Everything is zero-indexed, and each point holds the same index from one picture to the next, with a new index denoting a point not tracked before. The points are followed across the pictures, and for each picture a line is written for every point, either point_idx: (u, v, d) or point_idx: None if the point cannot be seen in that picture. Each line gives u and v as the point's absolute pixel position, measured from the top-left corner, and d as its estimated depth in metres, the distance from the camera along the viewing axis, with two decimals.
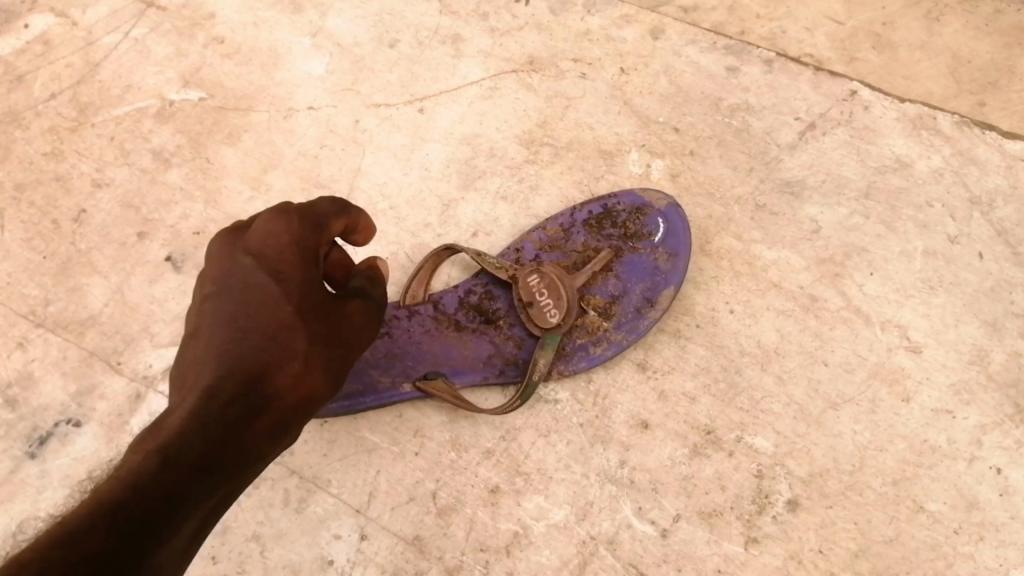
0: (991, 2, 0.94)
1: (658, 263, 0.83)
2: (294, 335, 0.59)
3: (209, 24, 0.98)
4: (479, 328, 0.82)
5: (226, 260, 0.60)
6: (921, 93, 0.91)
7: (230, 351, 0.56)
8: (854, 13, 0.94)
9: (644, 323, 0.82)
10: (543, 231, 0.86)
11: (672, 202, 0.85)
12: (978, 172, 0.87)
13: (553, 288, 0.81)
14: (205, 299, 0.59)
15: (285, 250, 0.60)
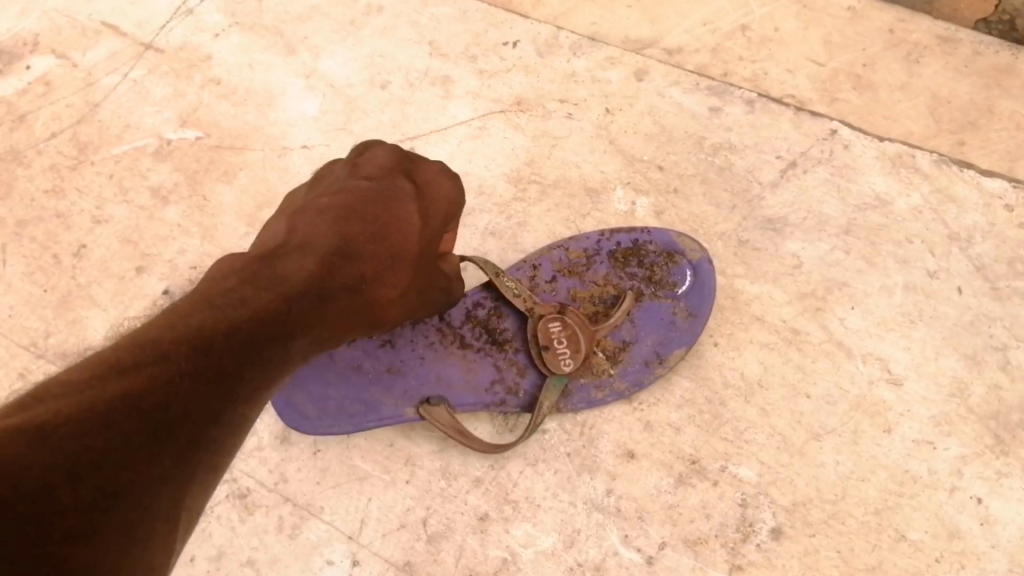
0: (969, 45, 0.96)
1: (676, 318, 0.84)
2: (405, 267, 0.73)
3: (206, 66, 1.00)
4: (484, 348, 0.84)
5: (386, 185, 0.74)
6: (901, 133, 0.93)
7: (355, 263, 0.69)
8: (835, 54, 0.97)
9: (649, 377, 0.83)
10: (566, 253, 0.87)
11: (705, 255, 0.85)
12: (957, 209, 0.90)
13: (572, 335, 0.81)
14: (351, 186, 0.74)
15: (437, 200, 0.76)
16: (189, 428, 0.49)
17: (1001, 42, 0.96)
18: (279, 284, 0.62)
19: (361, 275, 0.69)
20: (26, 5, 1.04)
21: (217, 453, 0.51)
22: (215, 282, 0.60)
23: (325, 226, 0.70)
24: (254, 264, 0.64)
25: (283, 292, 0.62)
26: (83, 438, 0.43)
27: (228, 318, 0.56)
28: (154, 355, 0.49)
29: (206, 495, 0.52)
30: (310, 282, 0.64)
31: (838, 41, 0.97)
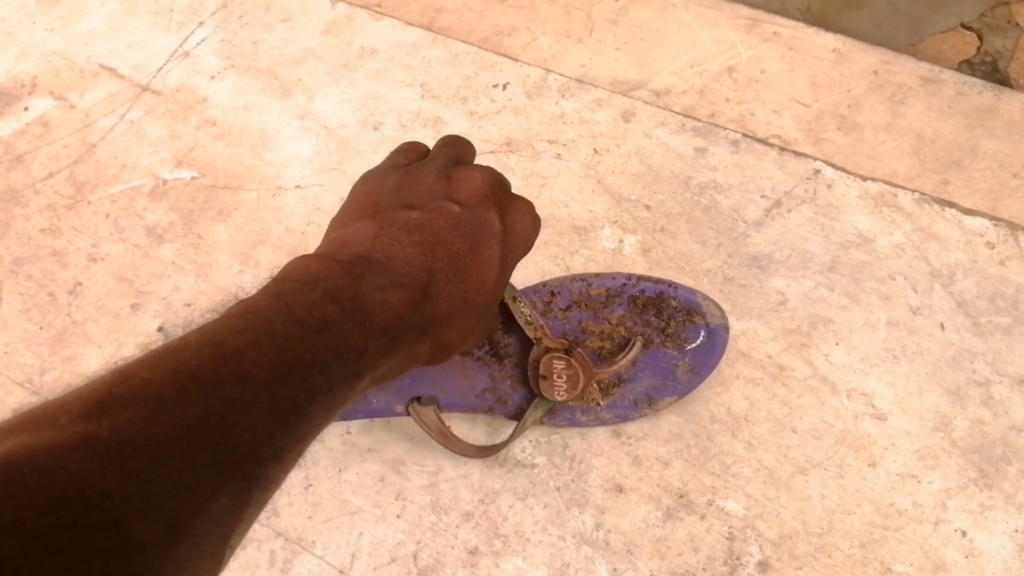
0: (952, 85, 0.99)
1: (677, 370, 0.83)
2: (471, 314, 0.71)
3: (202, 107, 1.02)
4: (483, 356, 0.81)
5: (477, 215, 0.71)
6: (885, 173, 0.95)
7: (432, 300, 0.67)
8: (820, 95, 1.00)
9: (633, 415, 0.84)
10: (588, 285, 0.82)
11: (723, 324, 0.82)
12: (938, 247, 0.92)
13: (573, 374, 0.79)
14: (441, 213, 0.71)
15: (516, 249, 0.73)
16: (254, 465, 0.47)
17: (984, 82, 0.99)
18: (367, 312, 0.61)
19: (432, 317, 0.67)
20: (24, 48, 1.07)
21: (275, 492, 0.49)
22: (309, 295, 0.57)
23: (406, 255, 0.67)
24: (346, 278, 0.62)
25: (368, 324, 0.60)
26: (141, 443, 0.42)
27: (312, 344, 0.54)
28: (221, 371, 0.47)
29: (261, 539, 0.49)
30: (390, 317, 0.63)
31: (823, 83, 1.00)
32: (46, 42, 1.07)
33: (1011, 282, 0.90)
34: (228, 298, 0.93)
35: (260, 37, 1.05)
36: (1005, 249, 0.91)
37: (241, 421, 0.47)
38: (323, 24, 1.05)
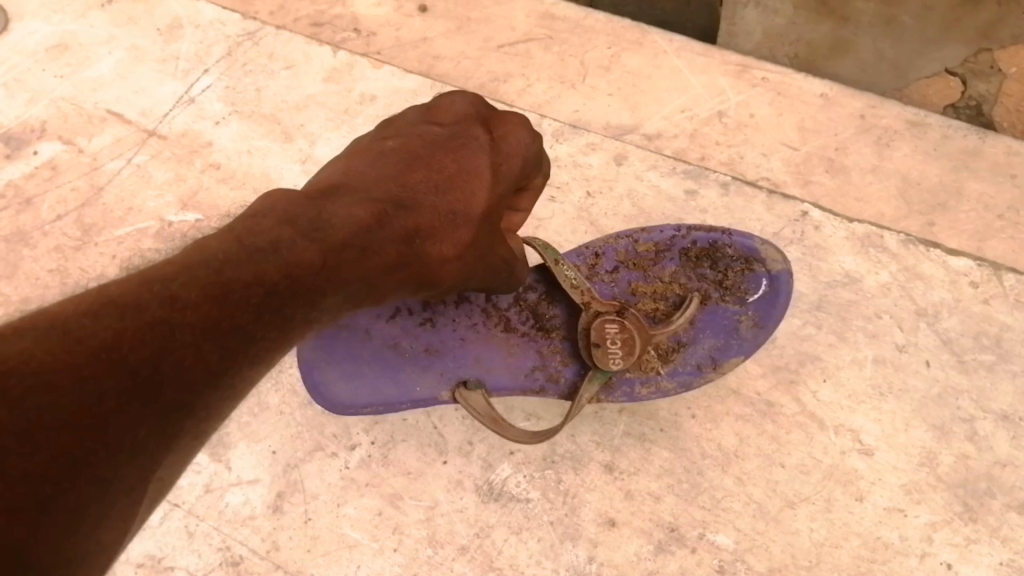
0: (937, 129, 1.02)
1: (739, 326, 0.87)
2: (468, 226, 0.70)
3: (207, 151, 1.05)
4: (528, 333, 0.86)
5: (461, 132, 0.72)
6: (872, 215, 0.98)
7: (412, 215, 0.67)
8: (807, 139, 1.03)
9: (697, 380, 0.88)
10: (635, 244, 0.87)
11: (785, 270, 0.86)
12: (923, 286, 0.94)
13: (628, 340, 0.81)
14: (422, 128, 0.73)
15: (510, 156, 0.72)
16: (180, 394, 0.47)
17: (968, 126, 1.02)
18: (326, 231, 0.61)
19: (413, 228, 0.67)
20: (34, 95, 1.10)
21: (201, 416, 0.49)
22: (263, 220, 0.59)
23: (383, 170, 0.69)
24: (306, 205, 0.62)
25: (332, 242, 0.61)
26: (59, 380, 0.41)
27: (260, 262, 0.55)
28: (163, 317, 0.47)
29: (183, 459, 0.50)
30: (358, 234, 0.63)
31: (811, 127, 1.03)
32: (56, 89, 1.10)
33: (994, 320, 0.92)
34: None
35: (263, 84, 1.08)
36: (988, 287, 0.93)
37: (182, 365, 0.47)
38: (325, 71, 1.08)
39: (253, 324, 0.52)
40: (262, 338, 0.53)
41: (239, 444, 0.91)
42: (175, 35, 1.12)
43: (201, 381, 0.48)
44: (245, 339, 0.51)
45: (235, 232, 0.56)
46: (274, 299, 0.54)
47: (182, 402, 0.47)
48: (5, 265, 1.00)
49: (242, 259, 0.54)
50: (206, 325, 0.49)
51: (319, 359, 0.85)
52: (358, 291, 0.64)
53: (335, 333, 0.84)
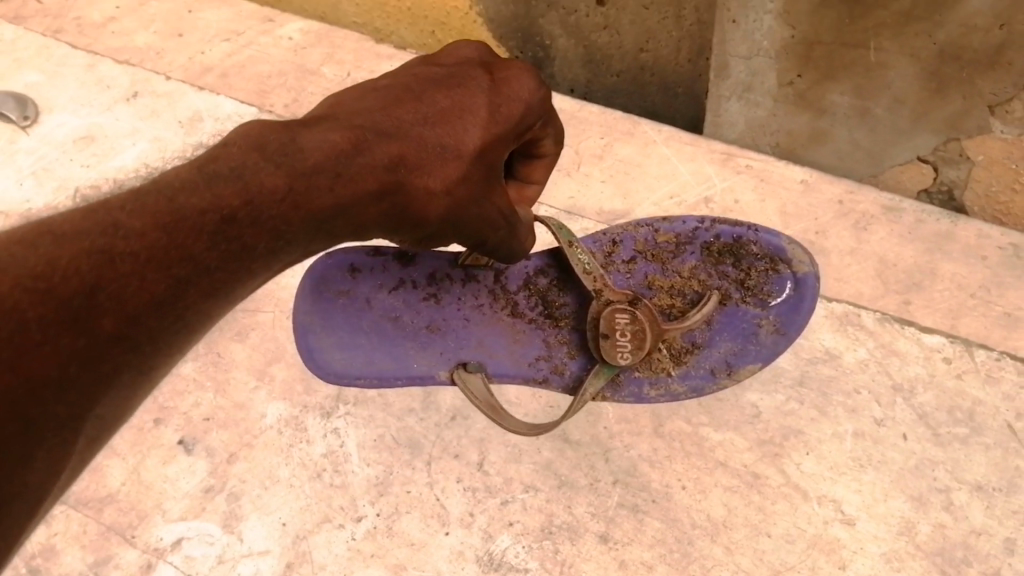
0: (912, 214, 1.11)
1: (758, 330, 0.95)
2: (458, 162, 0.69)
3: None
4: (536, 320, 0.95)
5: (464, 72, 0.72)
6: (850, 294, 1.05)
7: (398, 146, 0.67)
8: (789, 223, 1.11)
9: (710, 386, 0.96)
10: (655, 236, 0.95)
11: (811, 272, 0.93)
12: (899, 362, 1.00)
13: (637, 332, 0.90)
14: (422, 67, 0.73)
15: (511, 98, 0.71)
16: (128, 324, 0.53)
17: (941, 211, 1.11)
18: (295, 157, 0.64)
19: (398, 157, 0.67)
20: (61, 182, 1.23)
21: (150, 342, 0.55)
22: (233, 148, 0.63)
23: (372, 104, 0.69)
24: (279, 131, 0.65)
25: (299, 167, 0.63)
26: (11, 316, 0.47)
27: (219, 188, 0.59)
28: (102, 247, 0.52)
29: (139, 385, 0.56)
30: (331, 158, 0.65)
31: (793, 212, 1.12)
32: (82, 176, 1.23)
33: (967, 395, 0.97)
34: (243, 412, 1.01)
35: None
36: (961, 362, 0.99)
37: (122, 298, 0.52)
38: None
39: (203, 255, 0.57)
40: (215, 270, 0.58)
41: (249, 515, 0.95)
42: (197, 128, 1.26)
43: (142, 312, 0.53)
44: (195, 269, 0.57)
45: (200, 162, 0.61)
46: (233, 226, 0.59)
47: (120, 334, 0.52)
48: None
49: (199, 188, 0.58)
50: (148, 260, 0.54)
51: (317, 323, 0.93)
52: (330, 221, 0.66)
53: (338, 299, 0.93)
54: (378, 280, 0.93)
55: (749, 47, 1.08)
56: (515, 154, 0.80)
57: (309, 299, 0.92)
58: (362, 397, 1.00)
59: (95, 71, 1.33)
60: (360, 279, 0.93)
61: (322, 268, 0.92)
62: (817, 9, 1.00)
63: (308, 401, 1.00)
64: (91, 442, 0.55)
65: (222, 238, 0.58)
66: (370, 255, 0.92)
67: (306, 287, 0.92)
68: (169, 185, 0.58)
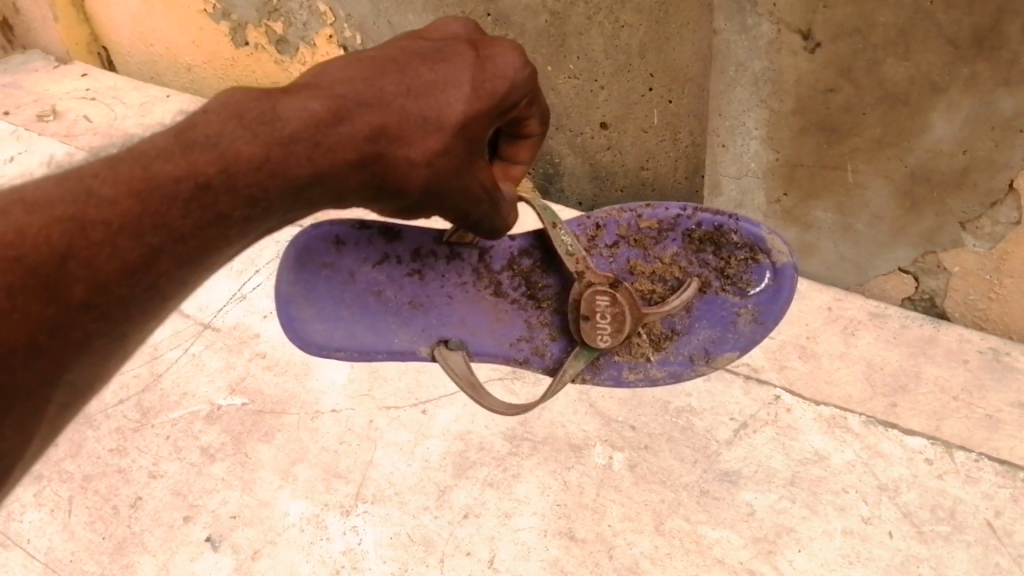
0: (897, 319, 1.20)
1: (736, 320, 0.87)
2: (440, 134, 0.64)
3: (254, 342, 1.23)
4: (518, 300, 0.87)
5: (450, 47, 0.68)
6: (840, 395, 1.12)
7: (373, 113, 0.63)
8: (781, 329, 1.20)
9: (687, 372, 0.90)
10: (638, 219, 0.83)
11: (791, 263, 0.84)
12: (884, 463, 1.05)
13: (617, 316, 0.82)
14: (407, 39, 0.69)
15: (496, 74, 0.67)
16: (99, 296, 0.55)
17: (925, 317, 1.19)
18: (274, 125, 0.60)
19: (379, 128, 0.63)
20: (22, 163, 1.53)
21: (126, 310, 0.57)
22: (213, 113, 0.60)
23: (353, 71, 0.65)
24: (259, 99, 0.61)
25: (276, 137, 0.60)
26: None
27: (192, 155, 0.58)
28: (72, 214, 0.53)
29: (122, 344, 0.59)
30: (309, 127, 0.61)
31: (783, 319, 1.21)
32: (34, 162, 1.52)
33: (948, 494, 1.02)
34: (268, 509, 1.06)
35: None
36: (942, 463, 1.04)
37: (94, 266, 0.54)
38: None
39: (176, 222, 0.57)
40: (190, 239, 0.58)
41: None
42: None
43: (113, 281, 0.55)
44: (170, 239, 0.57)
45: (179, 129, 0.59)
46: (207, 193, 0.58)
47: (92, 303, 0.54)
48: (70, 445, 1.15)
49: (174, 155, 0.57)
50: (121, 228, 0.55)
51: (298, 295, 0.84)
52: (306, 189, 0.63)
53: (321, 271, 0.83)
54: (362, 254, 0.83)
55: (738, 167, 1.18)
56: (500, 133, 0.75)
57: (291, 270, 0.83)
58: (380, 495, 1.06)
59: None
60: (345, 250, 0.83)
61: (306, 240, 0.81)
62: (798, 135, 1.09)
63: (329, 499, 1.06)
64: (65, 406, 0.59)
65: (195, 205, 0.57)
66: (355, 229, 0.82)
67: (289, 256, 0.82)
68: (147, 152, 0.57)
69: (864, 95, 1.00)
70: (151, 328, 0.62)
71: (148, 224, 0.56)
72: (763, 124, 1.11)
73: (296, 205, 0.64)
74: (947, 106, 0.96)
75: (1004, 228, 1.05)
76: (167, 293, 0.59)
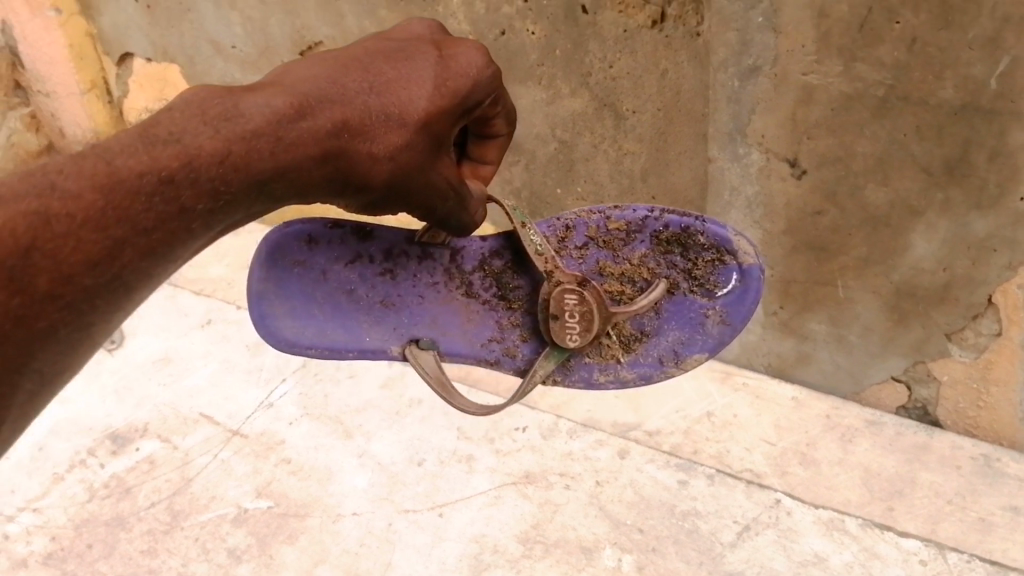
0: (891, 427, 1.25)
1: (704, 320, 0.91)
2: (403, 130, 0.67)
3: (280, 447, 1.25)
4: (490, 302, 0.92)
5: (412, 46, 0.72)
6: (840, 500, 1.16)
7: (337, 105, 0.66)
8: (783, 435, 1.25)
9: (656, 373, 0.94)
10: (606, 221, 0.88)
11: (756, 265, 0.88)
12: (881, 564, 1.09)
13: (585, 314, 0.85)
14: (370, 40, 0.72)
15: (457, 74, 0.71)
16: (63, 287, 0.54)
17: (918, 424, 1.25)
18: (236, 120, 0.62)
19: (342, 122, 0.65)
20: None
21: (91, 302, 0.56)
22: (176, 112, 0.61)
23: (318, 70, 0.67)
24: (222, 97, 0.63)
25: (240, 133, 0.61)
26: None
27: (151, 149, 0.58)
28: (35, 208, 0.53)
29: (88, 341, 0.58)
30: (273, 122, 0.63)
31: (785, 426, 1.26)
32: None
33: None
34: None
35: (330, 390, 1.33)
36: (936, 564, 1.08)
37: (58, 258, 0.53)
38: (380, 381, 1.33)
39: (139, 215, 0.57)
40: (152, 231, 0.58)
41: None
42: (260, 349, 1.41)
43: (78, 273, 0.55)
44: (133, 232, 0.57)
45: (141, 126, 0.59)
46: (170, 186, 0.58)
47: (56, 294, 0.54)
48: (102, 547, 1.16)
49: (137, 151, 0.57)
50: (83, 222, 0.54)
51: (271, 291, 0.89)
52: (270, 184, 0.63)
53: (293, 268, 0.88)
54: (335, 253, 0.88)
55: None
56: (469, 134, 0.81)
57: (263, 266, 0.88)
58: None
59: (178, 301, 1.53)
60: (317, 249, 0.88)
61: (279, 238, 0.86)
62: (789, 254, 1.17)
63: None
64: (30, 402, 0.58)
65: (158, 198, 0.58)
66: (327, 227, 0.87)
67: (260, 252, 0.87)
68: (112, 148, 0.57)
69: (849, 218, 1.09)
70: (118, 324, 0.61)
71: (113, 214, 0.56)
72: (758, 242, 1.19)
73: (259, 200, 0.64)
74: (925, 227, 1.05)
75: (987, 339, 1.12)
76: (133, 286, 0.59)
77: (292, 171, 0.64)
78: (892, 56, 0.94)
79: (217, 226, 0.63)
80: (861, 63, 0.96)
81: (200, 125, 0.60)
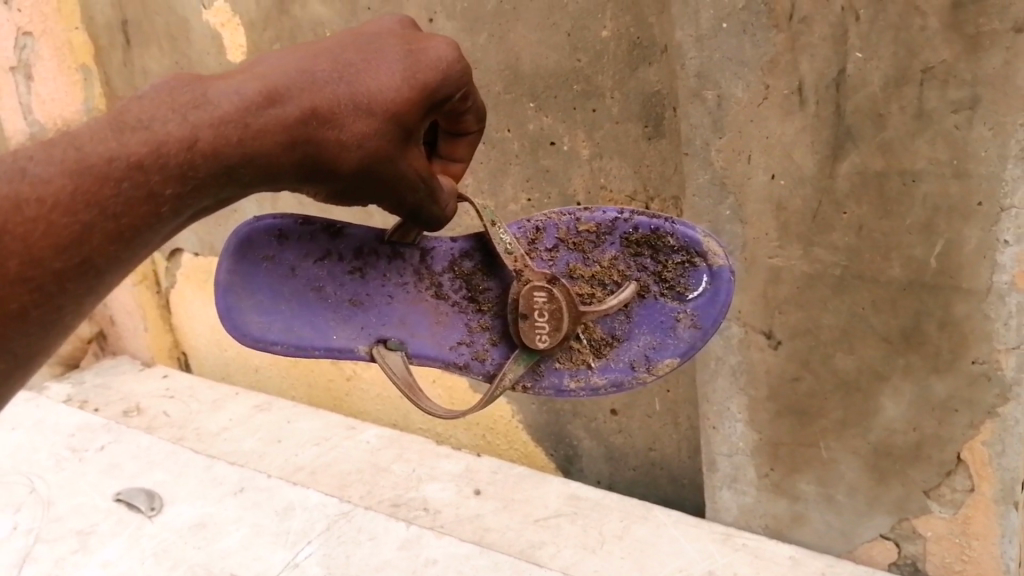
0: None
1: (676, 324, 1.00)
2: (369, 120, 0.80)
3: None
4: (458, 303, 1.03)
5: (384, 43, 0.85)
6: None
7: (307, 96, 0.78)
8: None
9: (627, 379, 1.02)
10: (578, 222, 0.99)
11: (726, 266, 0.97)
12: None
13: (554, 313, 0.96)
14: (340, 36, 0.86)
15: (425, 67, 0.84)
16: (36, 268, 0.66)
17: None
18: (205, 108, 0.75)
19: (310, 112, 0.78)
20: None
21: (61, 280, 0.68)
22: (149, 103, 0.74)
23: (290, 62, 0.80)
24: (194, 88, 0.76)
25: (208, 119, 0.74)
26: None
27: (120, 138, 0.71)
28: (9, 194, 0.65)
29: (56, 322, 0.70)
30: (243, 111, 0.75)
31: None
32: None
33: None
34: None
35: (351, 551, 1.42)
36: None
37: (29, 239, 0.66)
38: (398, 543, 1.42)
39: (108, 200, 0.69)
40: (122, 216, 0.70)
41: None
42: (289, 514, 1.51)
43: (47, 257, 0.67)
44: (101, 215, 0.69)
45: (114, 116, 0.73)
46: (140, 172, 0.71)
47: (28, 277, 0.66)
48: None
49: (108, 140, 0.70)
50: (53, 207, 0.67)
51: (238, 284, 1.03)
52: (238, 168, 0.76)
53: (263, 263, 1.03)
54: (304, 249, 1.02)
55: (728, 446, 1.35)
56: (443, 133, 0.95)
57: (234, 260, 1.02)
58: None
59: (212, 471, 1.63)
60: (288, 245, 1.02)
61: (250, 232, 1.01)
62: (773, 418, 1.28)
63: None
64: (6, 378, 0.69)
65: (127, 183, 0.70)
66: (297, 224, 1.01)
67: (233, 247, 1.02)
68: (81, 137, 0.70)
69: (822, 383, 1.20)
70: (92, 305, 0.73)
71: (79, 195, 0.68)
72: (745, 408, 1.30)
73: (231, 183, 0.77)
74: (892, 390, 1.15)
75: (962, 494, 1.18)
76: (104, 265, 0.71)
77: (258, 158, 0.77)
78: (844, 242, 1.09)
79: (187, 207, 0.76)
80: (818, 247, 1.11)
81: (170, 116, 0.73)
